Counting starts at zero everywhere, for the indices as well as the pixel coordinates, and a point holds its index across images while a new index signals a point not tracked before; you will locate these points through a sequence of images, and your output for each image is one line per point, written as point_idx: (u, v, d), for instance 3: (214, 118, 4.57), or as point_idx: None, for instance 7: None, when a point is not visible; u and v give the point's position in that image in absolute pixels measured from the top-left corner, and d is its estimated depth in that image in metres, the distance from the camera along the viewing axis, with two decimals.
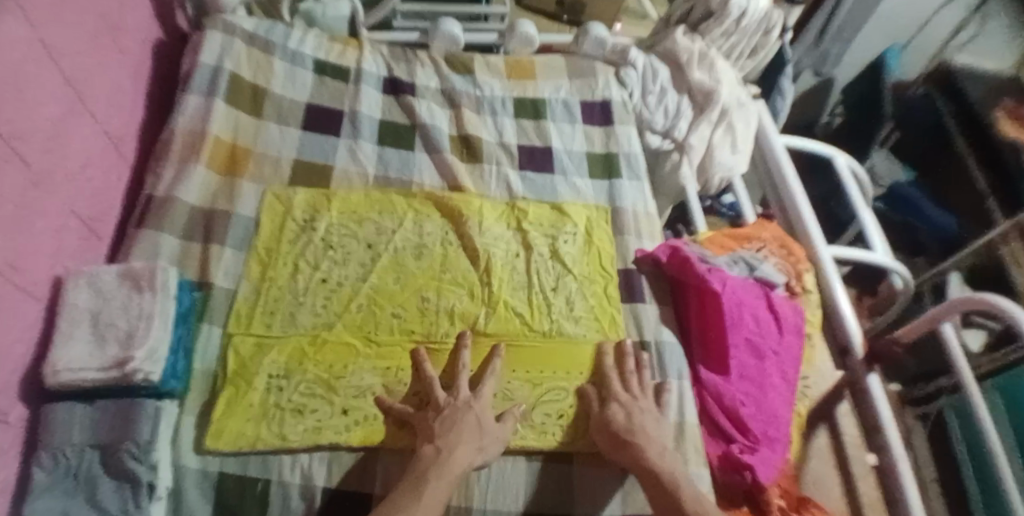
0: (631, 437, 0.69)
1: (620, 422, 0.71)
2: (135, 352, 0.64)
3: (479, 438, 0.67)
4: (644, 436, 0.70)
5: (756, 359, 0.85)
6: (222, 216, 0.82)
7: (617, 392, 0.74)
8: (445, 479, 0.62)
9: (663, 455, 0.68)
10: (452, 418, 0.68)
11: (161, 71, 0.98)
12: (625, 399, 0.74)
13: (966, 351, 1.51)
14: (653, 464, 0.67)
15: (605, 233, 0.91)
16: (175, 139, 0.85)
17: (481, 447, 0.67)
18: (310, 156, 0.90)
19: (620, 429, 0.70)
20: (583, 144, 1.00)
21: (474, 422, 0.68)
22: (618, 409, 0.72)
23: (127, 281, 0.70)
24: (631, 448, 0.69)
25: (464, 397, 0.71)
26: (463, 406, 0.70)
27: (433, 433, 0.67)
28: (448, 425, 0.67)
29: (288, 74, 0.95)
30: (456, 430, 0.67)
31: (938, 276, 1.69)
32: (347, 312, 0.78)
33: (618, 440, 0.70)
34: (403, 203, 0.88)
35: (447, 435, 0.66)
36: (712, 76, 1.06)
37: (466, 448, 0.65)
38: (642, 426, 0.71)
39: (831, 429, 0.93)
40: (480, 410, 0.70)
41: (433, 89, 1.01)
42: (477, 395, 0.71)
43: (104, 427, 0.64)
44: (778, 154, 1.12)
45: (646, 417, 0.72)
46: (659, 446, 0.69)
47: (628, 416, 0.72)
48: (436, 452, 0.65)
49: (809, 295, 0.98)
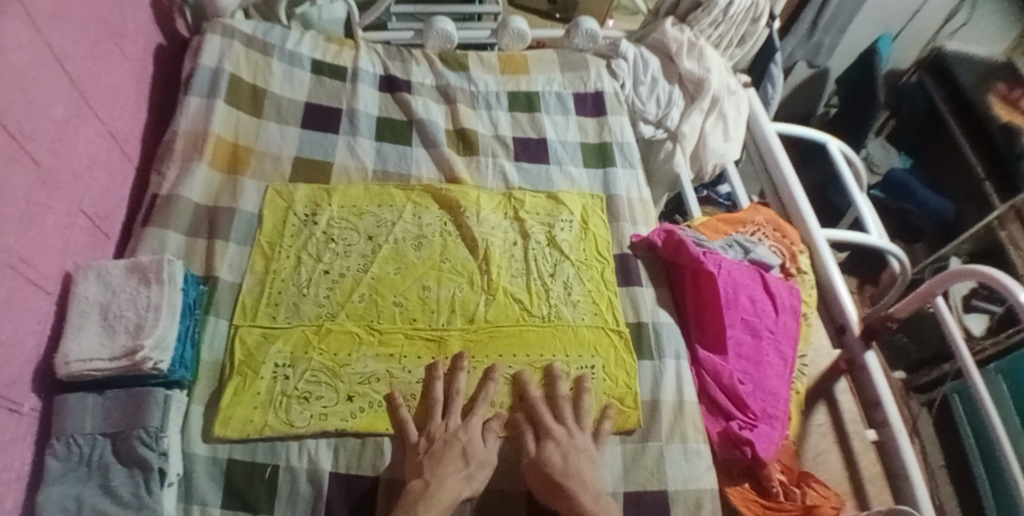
0: (566, 482, 0.67)
1: (555, 465, 0.69)
2: (144, 340, 0.66)
3: (466, 466, 0.68)
4: (579, 480, 0.68)
5: (753, 338, 0.86)
6: (226, 212, 0.84)
7: (554, 431, 0.72)
8: (434, 511, 0.62)
9: (599, 502, 0.66)
10: (439, 451, 0.68)
11: (163, 74, 1.00)
12: (562, 437, 0.71)
13: (968, 336, 1.53)
14: (592, 511, 0.65)
15: (601, 220, 0.93)
16: (177, 139, 0.88)
17: (468, 475, 0.68)
18: (310, 153, 0.92)
19: (556, 472, 0.68)
20: (577, 135, 1.02)
21: (460, 453, 0.68)
22: (554, 449, 0.70)
23: (134, 274, 0.71)
24: (565, 494, 0.67)
25: (452, 427, 0.71)
26: (450, 438, 0.70)
27: (420, 467, 0.67)
28: (437, 456, 0.68)
29: (286, 74, 0.97)
30: (444, 462, 0.67)
31: (939, 261, 1.72)
32: (350, 301, 0.80)
33: (557, 489, 0.67)
34: (402, 196, 0.90)
35: (434, 468, 0.67)
36: (702, 65, 1.08)
37: (454, 478, 0.66)
38: (578, 468, 0.69)
39: (830, 406, 0.94)
40: (467, 440, 0.70)
41: (428, 87, 1.03)
42: (466, 425, 0.72)
43: (116, 416, 0.66)
44: (770, 141, 1.14)
45: (579, 456, 0.70)
46: (594, 492, 0.67)
47: (563, 457, 0.69)
48: (424, 486, 0.65)
49: (806, 276, 0.99)
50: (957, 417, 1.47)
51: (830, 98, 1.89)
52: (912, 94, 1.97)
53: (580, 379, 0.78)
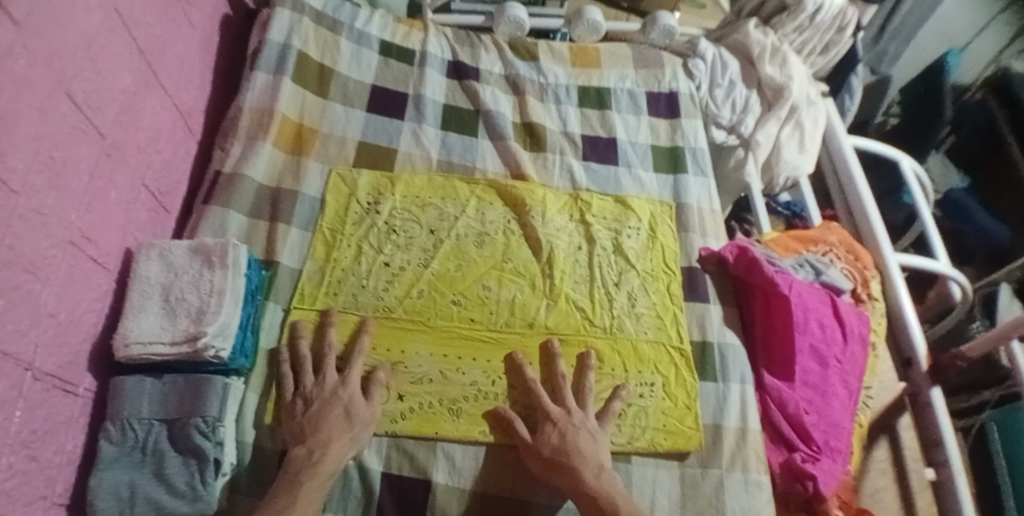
0: (565, 459, 0.66)
1: (552, 444, 0.67)
2: (206, 327, 0.63)
3: (347, 430, 0.66)
4: (580, 455, 0.67)
5: (820, 366, 0.82)
6: (289, 195, 0.82)
7: (551, 411, 0.70)
8: (315, 482, 0.62)
9: (598, 475, 0.66)
10: (319, 414, 0.66)
11: (229, 47, 0.97)
12: (559, 418, 0.70)
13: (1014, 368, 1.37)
14: (592, 487, 0.65)
15: (669, 230, 0.89)
16: (242, 115, 0.86)
17: (352, 439, 0.66)
18: (375, 139, 0.90)
19: (555, 450, 0.67)
20: (648, 136, 0.98)
21: (341, 414, 0.67)
22: (551, 430, 0.69)
23: (197, 257, 0.69)
24: (573, 474, 0.66)
25: (330, 383, 0.69)
26: (328, 398, 0.68)
27: (299, 434, 0.65)
28: (315, 417, 0.66)
29: (354, 54, 0.94)
30: (324, 425, 0.66)
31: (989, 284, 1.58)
32: (409, 297, 0.78)
33: (553, 464, 0.67)
34: (466, 189, 0.87)
35: (314, 433, 0.65)
36: (784, 71, 1.02)
37: (338, 444, 0.65)
38: (576, 443, 0.68)
39: (892, 441, 0.89)
40: (348, 399, 0.68)
41: (496, 75, 0.99)
42: (343, 383, 0.69)
43: (173, 402, 0.65)
44: (846, 158, 1.08)
45: (580, 432, 0.69)
46: (596, 464, 0.67)
47: (562, 435, 0.68)
48: (307, 453, 0.64)
49: (876, 303, 0.94)
50: (994, 453, 1.29)
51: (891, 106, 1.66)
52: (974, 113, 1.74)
53: (638, 396, 0.75)
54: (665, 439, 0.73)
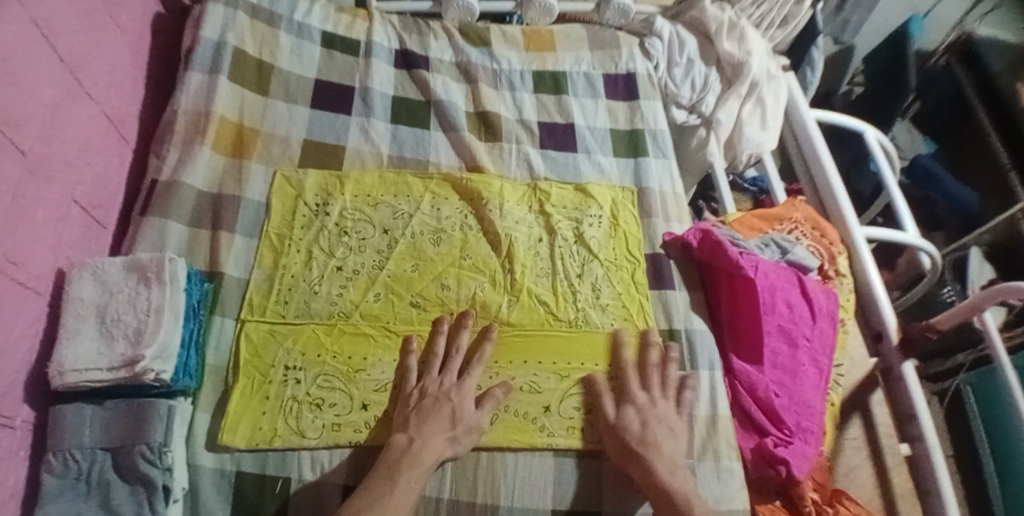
0: (643, 451, 0.66)
1: (634, 432, 0.68)
2: (144, 350, 0.59)
3: (451, 429, 0.65)
4: (657, 450, 0.66)
5: (789, 347, 0.81)
6: (231, 201, 0.78)
7: (637, 398, 0.71)
8: (414, 471, 0.61)
9: (673, 473, 0.65)
10: (428, 408, 0.67)
11: (162, 45, 0.91)
12: (643, 404, 0.70)
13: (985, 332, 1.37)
14: (666, 481, 0.64)
15: (631, 216, 0.87)
16: (178, 119, 0.81)
17: (452, 437, 0.65)
18: (321, 137, 0.86)
19: (634, 438, 0.67)
20: (606, 120, 0.95)
21: (448, 414, 0.66)
22: (633, 416, 0.69)
23: (134, 274, 0.64)
24: (640, 461, 0.66)
25: (448, 384, 0.69)
26: (442, 397, 0.68)
27: (406, 423, 0.66)
28: (425, 413, 0.66)
29: (295, 48, 0.90)
30: (429, 421, 0.66)
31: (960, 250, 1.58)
32: (365, 301, 0.75)
33: (628, 451, 0.67)
34: (420, 185, 0.84)
35: (420, 425, 0.65)
36: (743, 47, 1.00)
37: (437, 439, 0.64)
38: (654, 435, 0.68)
39: (865, 418, 0.89)
40: (457, 402, 0.68)
41: (447, 63, 0.95)
42: (460, 385, 0.69)
43: (116, 429, 0.60)
44: (810, 131, 1.06)
45: (660, 425, 0.69)
46: (670, 462, 0.66)
47: (643, 426, 0.68)
48: (408, 442, 0.64)
49: (843, 279, 0.93)
50: (972, 416, 1.28)
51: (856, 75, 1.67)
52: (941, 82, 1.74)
53: None
54: None
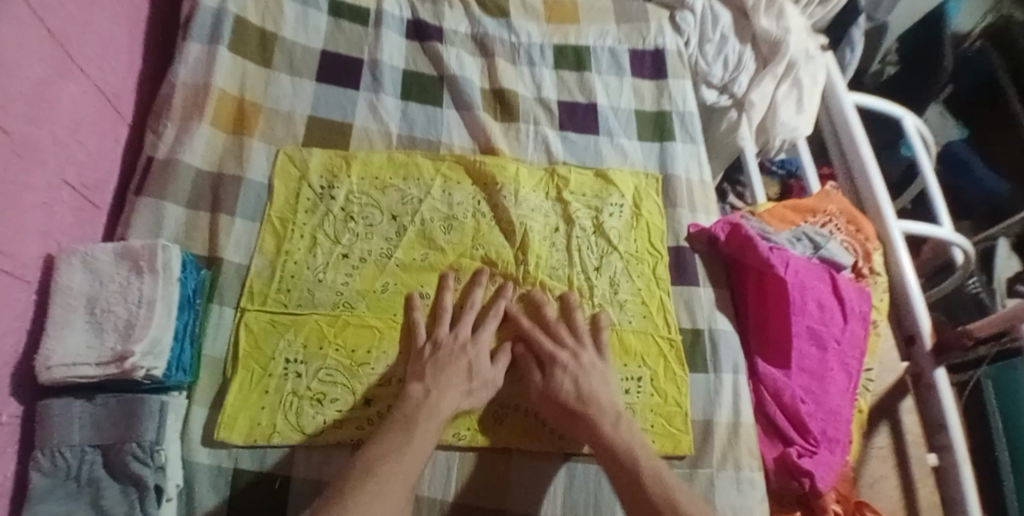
0: (583, 409, 0.63)
1: (567, 395, 0.64)
2: (134, 345, 0.56)
3: (467, 382, 0.64)
4: (596, 404, 0.64)
5: (818, 349, 0.77)
6: (232, 182, 0.74)
7: (558, 358, 0.67)
8: (432, 421, 0.60)
9: (617, 426, 0.62)
10: (444, 359, 0.65)
11: (161, 12, 0.86)
12: (568, 362, 0.66)
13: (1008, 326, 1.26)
14: (610, 438, 0.61)
15: (655, 205, 0.81)
16: (175, 94, 0.76)
17: (469, 391, 0.64)
18: (327, 113, 0.80)
19: (571, 399, 0.64)
20: (631, 100, 0.89)
21: (465, 368, 0.65)
22: (564, 378, 0.65)
23: (124, 262, 0.61)
24: (585, 425, 0.63)
25: (461, 337, 0.68)
26: (457, 349, 0.66)
27: (422, 373, 0.64)
28: (439, 365, 0.64)
29: (300, 16, 0.84)
30: (445, 371, 0.64)
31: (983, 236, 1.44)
32: (372, 291, 0.71)
33: (566, 413, 0.64)
34: (430, 168, 0.79)
35: (437, 376, 0.63)
36: (781, 24, 0.92)
37: (453, 393, 0.63)
38: (593, 393, 0.64)
39: (893, 426, 0.85)
40: (473, 356, 0.66)
41: (462, 35, 0.89)
42: (475, 339, 0.68)
43: (106, 426, 0.58)
44: (848, 117, 0.98)
45: (591, 375, 0.66)
46: (612, 415, 0.63)
47: (575, 384, 0.65)
48: (424, 393, 0.62)
49: (878, 278, 0.87)
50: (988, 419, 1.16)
51: (888, 52, 1.43)
52: (971, 67, 1.49)
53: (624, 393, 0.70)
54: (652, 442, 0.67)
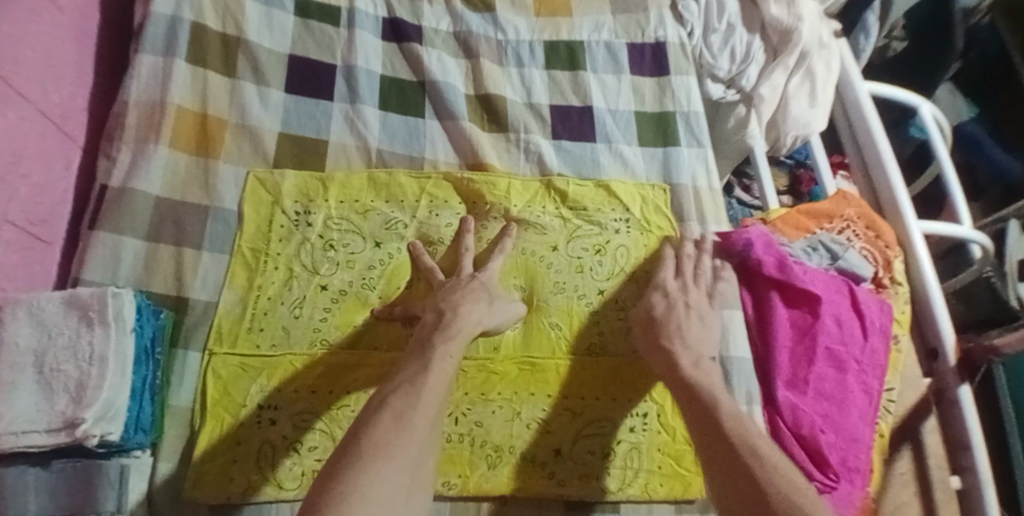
0: (665, 337, 0.63)
1: (660, 315, 0.65)
2: (85, 410, 0.50)
3: (488, 303, 0.62)
4: (681, 340, 0.62)
5: (837, 371, 0.71)
6: (197, 210, 0.68)
7: (665, 284, 0.68)
8: (450, 340, 0.56)
9: (698, 364, 0.60)
10: (455, 285, 0.63)
11: (111, 19, 0.78)
12: (671, 292, 0.67)
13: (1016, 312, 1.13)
14: (688, 374, 0.59)
15: (663, 222, 0.75)
16: (129, 113, 0.69)
17: (489, 309, 0.62)
18: (299, 129, 0.74)
19: (658, 326, 0.64)
20: (630, 101, 0.82)
21: (479, 287, 0.63)
22: (660, 300, 0.67)
23: (73, 312, 0.55)
24: (665, 351, 0.62)
25: (467, 273, 0.65)
26: (466, 276, 0.64)
27: (435, 302, 0.61)
28: (450, 290, 0.62)
29: (264, 18, 0.76)
30: (459, 294, 0.61)
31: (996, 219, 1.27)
32: (353, 328, 0.66)
33: (653, 338, 0.64)
34: (415, 187, 0.72)
35: (449, 299, 0.60)
36: (792, 11, 0.84)
37: (470, 308, 0.60)
38: (680, 326, 0.64)
39: (915, 449, 0.79)
40: (483, 281, 0.64)
41: (443, 34, 0.82)
42: (481, 270, 0.65)
43: (65, 494, 0.53)
44: (863, 108, 0.89)
45: (686, 314, 0.65)
46: (694, 356, 0.61)
47: (669, 308, 0.65)
48: (438, 315, 0.59)
49: (900, 288, 0.81)
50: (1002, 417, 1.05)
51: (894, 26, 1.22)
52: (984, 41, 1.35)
53: (630, 430, 0.66)
54: (659, 484, 0.64)
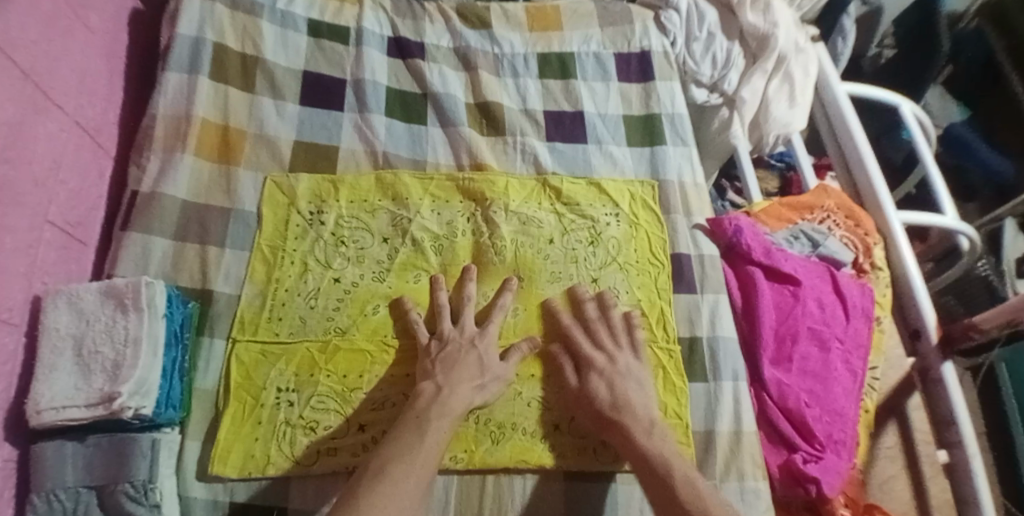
0: (617, 415, 0.63)
1: (603, 399, 0.65)
2: (121, 386, 0.56)
3: (479, 376, 0.64)
4: (630, 412, 0.63)
5: (820, 350, 0.75)
6: (220, 212, 0.74)
7: (595, 361, 0.67)
8: (445, 419, 0.60)
9: (651, 434, 0.62)
10: (453, 355, 0.65)
11: (139, 43, 0.86)
12: (603, 365, 0.67)
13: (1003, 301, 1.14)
14: (644, 446, 0.61)
15: (652, 215, 0.80)
16: (157, 125, 0.76)
17: (481, 384, 0.64)
18: (312, 136, 0.80)
19: (606, 405, 0.64)
20: (618, 106, 0.88)
21: (475, 362, 0.65)
22: (598, 381, 0.66)
23: (109, 300, 0.61)
24: (620, 427, 0.63)
25: (468, 333, 0.68)
26: (466, 344, 0.67)
27: (432, 371, 0.64)
28: (450, 361, 0.65)
29: (279, 39, 0.83)
30: (456, 367, 0.64)
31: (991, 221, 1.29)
32: (364, 316, 0.70)
33: (603, 416, 0.64)
34: (419, 187, 0.78)
35: (448, 373, 0.64)
36: (768, 18, 0.90)
37: (466, 386, 0.63)
38: (628, 399, 0.64)
39: (900, 425, 0.83)
40: (482, 349, 0.67)
41: (444, 50, 0.88)
42: (482, 333, 0.68)
43: (99, 465, 0.58)
44: (842, 107, 0.94)
45: (628, 380, 0.66)
46: (647, 423, 0.63)
47: (610, 387, 0.65)
48: (436, 390, 0.62)
49: (880, 273, 0.85)
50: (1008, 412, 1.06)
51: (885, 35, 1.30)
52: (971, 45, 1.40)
53: None
54: None
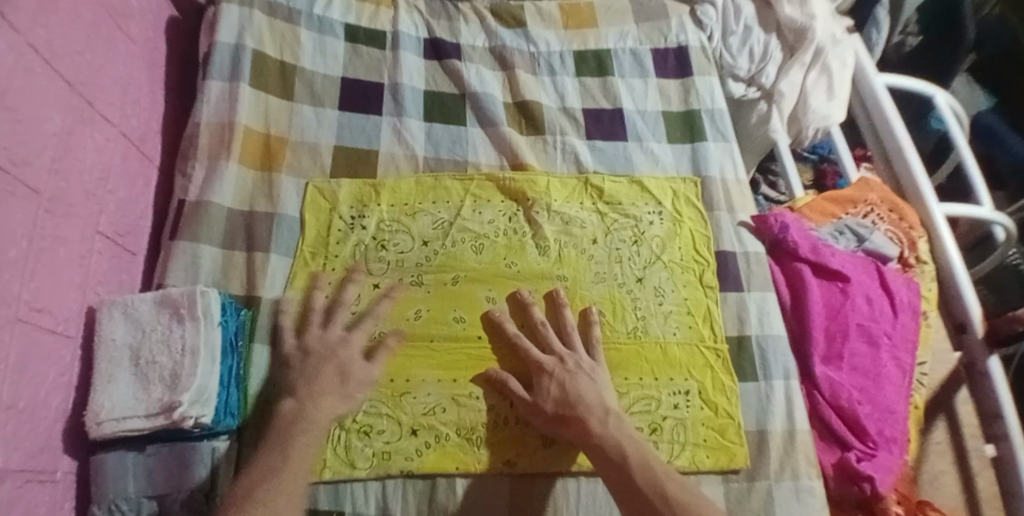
0: (571, 411, 0.62)
1: (553, 398, 0.63)
2: (181, 395, 0.57)
3: (341, 387, 0.63)
4: (583, 404, 0.62)
5: (869, 347, 0.75)
6: (264, 218, 0.74)
7: (545, 365, 0.65)
8: (308, 435, 0.58)
9: (606, 422, 0.61)
10: (307, 366, 0.64)
11: (178, 52, 0.86)
12: (554, 367, 0.65)
13: None
14: (597, 434, 0.60)
15: (695, 212, 0.79)
16: (201, 133, 0.76)
17: (344, 395, 0.63)
18: (352, 141, 0.80)
19: (558, 403, 0.62)
20: (657, 102, 0.87)
21: (335, 374, 0.63)
22: (548, 383, 0.64)
23: (164, 310, 0.62)
24: (574, 422, 0.61)
25: (329, 338, 0.66)
26: (326, 353, 0.65)
27: (295, 387, 0.62)
28: (310, 372, 0.63)
29: (317, 45, 0.84)
30: (317, 380, 0.62)
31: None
32: (407, 320, 0.70)
33: (558, 416, 0.62)
34: (459, 189, 0.78)
35: (308, 388, 0.62)
36: (805, 10, 0.89)
37: (328, 400, 0.61)
38: (580, 392, 0.63)
39: (949, 419, 0.82)
40: (342, 356, 0.65)
41: (480, 50, 0.88)
42: (344, 340, 0.66)
43: (159, 475, 0.58)
44: (880, 96, 0.93)
45: (579, 378, 0.64)
46: (602, 411, 0.61)
47: (562, 387, 0.63)
48: (295, 406, 0.60)
49: (926, 267, 0.84)
50: None
51: (908, 21, 1.25)
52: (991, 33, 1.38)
53: (673, 407, 0.68)
54: (706, 456, 0.66)
